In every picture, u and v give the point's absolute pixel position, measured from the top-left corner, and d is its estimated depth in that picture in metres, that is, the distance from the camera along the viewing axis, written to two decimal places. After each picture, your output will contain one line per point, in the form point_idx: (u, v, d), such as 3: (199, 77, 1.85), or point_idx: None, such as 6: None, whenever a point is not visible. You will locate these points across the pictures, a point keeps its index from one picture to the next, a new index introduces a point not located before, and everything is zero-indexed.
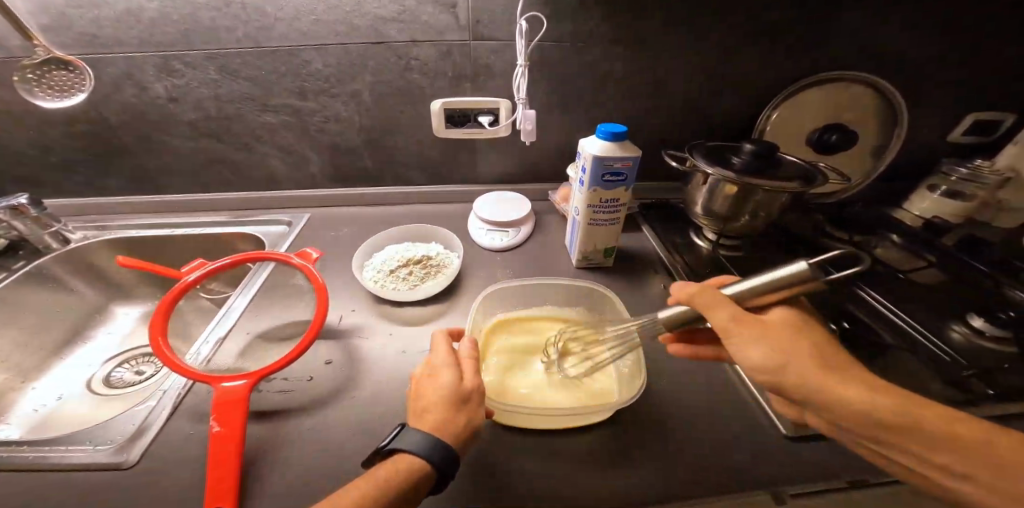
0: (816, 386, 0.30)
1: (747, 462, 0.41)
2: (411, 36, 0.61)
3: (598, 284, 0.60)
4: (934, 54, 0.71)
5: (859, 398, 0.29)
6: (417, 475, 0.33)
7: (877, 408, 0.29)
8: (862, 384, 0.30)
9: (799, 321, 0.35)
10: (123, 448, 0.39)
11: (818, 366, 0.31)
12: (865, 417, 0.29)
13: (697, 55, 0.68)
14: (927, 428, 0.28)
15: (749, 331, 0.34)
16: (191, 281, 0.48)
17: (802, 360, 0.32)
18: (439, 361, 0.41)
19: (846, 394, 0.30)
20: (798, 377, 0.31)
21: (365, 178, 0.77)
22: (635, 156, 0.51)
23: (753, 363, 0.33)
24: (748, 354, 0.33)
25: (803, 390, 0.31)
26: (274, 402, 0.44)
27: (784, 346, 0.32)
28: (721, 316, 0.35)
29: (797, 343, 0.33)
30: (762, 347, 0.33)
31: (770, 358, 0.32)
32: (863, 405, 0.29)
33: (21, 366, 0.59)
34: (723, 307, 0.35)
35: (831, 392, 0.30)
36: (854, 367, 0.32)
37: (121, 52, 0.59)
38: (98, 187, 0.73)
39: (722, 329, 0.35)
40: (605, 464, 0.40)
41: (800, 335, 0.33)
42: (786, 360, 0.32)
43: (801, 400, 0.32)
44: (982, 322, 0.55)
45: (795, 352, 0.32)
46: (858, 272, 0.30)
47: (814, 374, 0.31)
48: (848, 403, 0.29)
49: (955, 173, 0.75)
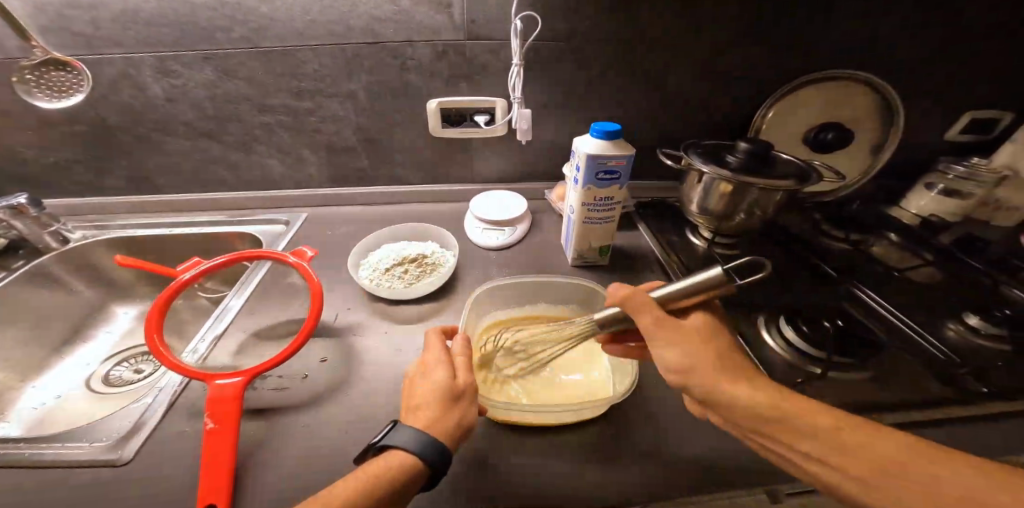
0: (709, 387, 0.33)
1: (739, 460, 0.41)
2: (407, 36, 0.62)
3: (593, 282, 0.60)
4: (931, 52, 0.71)
5: (741, 396, 0.32)
6: (408, 472, 0.33)
7: (756, 403, 0.32)
8: (751, 384, 0.33)
9: (709, 326, 0.37)
10: (118, 445, 0.39)
11: (718, 369, 0.34)
12: (751, 412, 0.32)
13: (693, 53, 0.68)
14: (798, 423, 0.30)
15: (670, 333, 0.36)
16: (187, 280, 0.48)
17: (705, 358, 0.35)
18: (432, 359, 0.41)
19: (728, 391, 0.32)
20: (700, 379, 0.34)
21: (362, 178, 0.77)
22: (628, 155, 0.51)
23: (667, 365, 0.36)
24: (661, 354, 0.36)
25: (704, 390, 0.34)
26: (268, 400, 0.45)
27: (689, 348, 0.35)
28: (646, 320, 0.37)
29: (702, 346, 0.35)
30: (674, 348, 0.35)
31: (682, 359, 0.35)
32: (756, 403, 0.32)
33: (20, 365, 0.59)
34: (650, 310, 0.37)
35: (722, 392, 0.33)
36: (751, 371, 0.34)
37: (119, 52, 0.59)
38: (97, 187, 0.73)
39: (648, 330, 0.37)
40: (598, 461, 0.41)
41: (714, 339, 0.36)
42: (695, 363, 0.34)
43: (705, 399, 0.34)
44: (977, 320, 0.55)
45: (699, 354, 0.35)
46: (763, 277, 0.33)
47: (710, 372, 0.34)
48: (734, 399, 0.32)
49: (953, 172, 0.74)
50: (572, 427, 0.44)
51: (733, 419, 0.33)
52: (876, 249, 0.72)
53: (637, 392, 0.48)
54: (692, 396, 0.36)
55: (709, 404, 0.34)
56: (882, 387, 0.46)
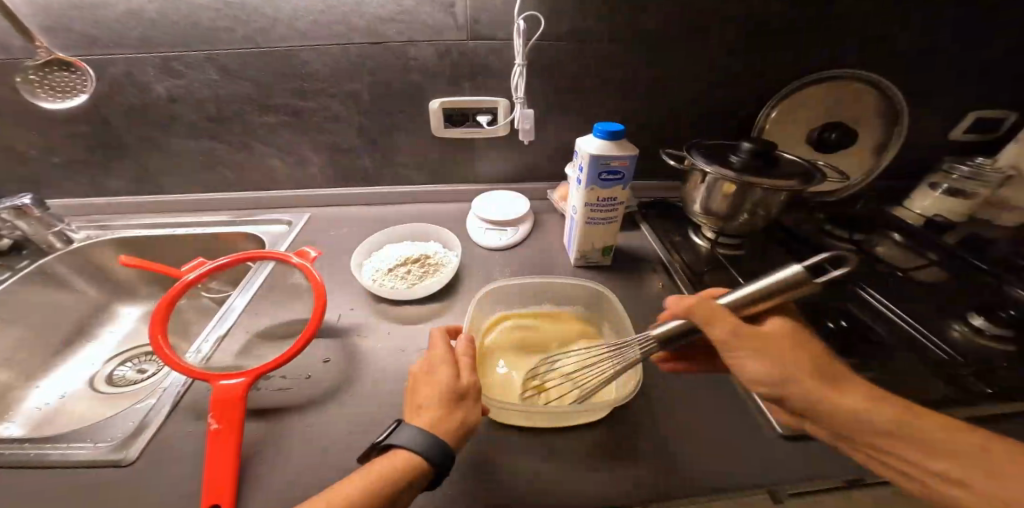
0: (816, 399, 0.31)
1: (745, 461, 0.41)
2: (409, 36, 0.62)
3: (597, 283, 0.60)
4: (936, 51, 0.71)
5: (858, 407, 0.31)
6: (411, 472, 0.33)
7: (873, 414, 0.30)
8: (864, 394, 0.32)
9: (790, 327, 0.36)
10: (122, 446, 0.39)
11: (817, 376, 0.32)
12: (862, 426, 0.30)
13: (697, 53, 0.68)
14: (920, 433, 0.29)
15: (754, 343, 0.34)
16: (191, 280, 0.48)
17: (800, 365, 0.33)
18: (436, 358, 0.41)
19: (845, 405, 0.31)
20: (798, 391, 0.32)
21: (365, 178, 0.77)
22: (632, 155, 0.51)
23: (752, 376, 0.34)
24: (748, 367, 0.34)
25: (804, 402, 0.32)
26: (272, 400, 0.45)
27: (784, 358, 0.33)
28: (720, 330, 0.35)
29: (797, 352, 0.33)
30: (761, 358, 0.34)
31: (771, 369, 0.33)
32: (862, 414, 0.31)
33: (24, 365, 0.59)
34: (723, 320, 0.35)
35: (833, 405, 0.31)
36: (853, 381, 0.33)
37: (122, 52, 0.60)
38: (100, 187, 0.73)
39: (721, 341, 0.35)
40: (601, 461, 0.41)
41: (804, 345, 0.34)
42: (787, 371, 0.33)
43: (802, 413, 0.32)
44: (983, 321, 0.55)
45: (796, 362, 0.33)
46: (847, 274, 0.30)
47: (811, 384, 0.32)
48: (853, 413, 0.30)
49: (958, 172, 0.74)
50: (575, 427, 0.44)
51: (843, 432, 0.31)
52: (880, 249, 0.71)
53: (641, 392, 0.48)
54: (778, 404, 0.35)
55: (807, 416, 0.32)
56: (888, 389, 0.46)
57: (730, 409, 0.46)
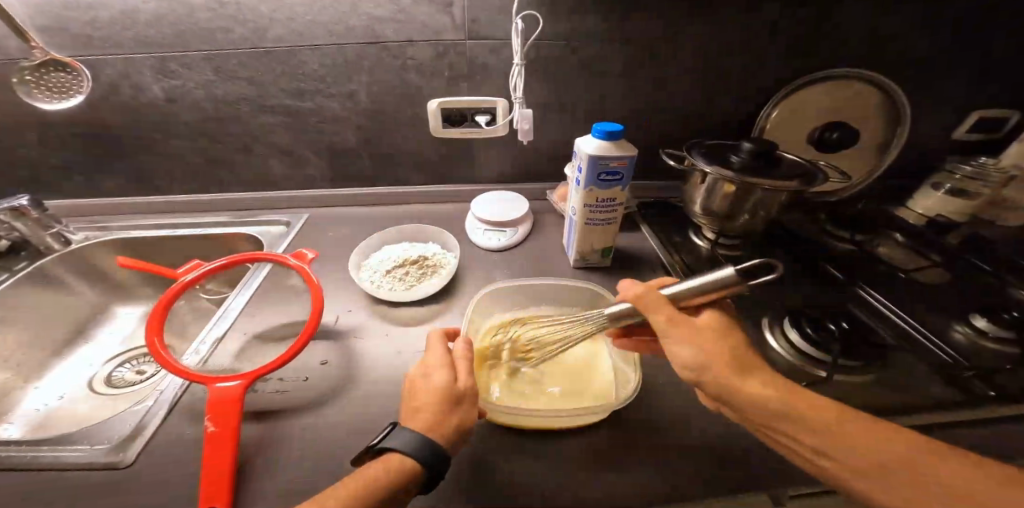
0: (726, 383, 0.33)
1: (744, 464, 0.40)
2: (407, 36, 0.61)
3: (597, 284, 0.60)
4: (939, 50, 0.70)
5: (760, 394, 0.32)
6: (406, 475, 0.33)
7: (774, 401, 0.31)
8: (769, 383, 0.33)
9: (722, 321, 0.37)
10: (118, 448, 0.39)
11: (732, 366, 0.33)
12: (762, 409, 0.32)
13: (697, 52, 0.67)
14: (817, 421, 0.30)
15: (683, 330, 0.36)
16: (188, 281, 0.48)
17: (721, 353, 0.34)
18: (433, 361, 0.41)
19: (743, 386, 0.32)
20: (714, 377, 0.33)
21: (363, 178, 0.77)
22: (631, 156, 0.51)
23: (681, 362, 0.35)
24: (674, 351, 0.36)
25: (719, 387, 0.33)
26: (269, 403, 0.44)
27: (705, 345, 0.35)
28: (661, 316, 0.37)
29: (717, 341, 0.35)
30: (687, 344, 0.35)
31: (693, 355, 0.34)
32: (761, 399, 0.32)
33: (22, 366, 0.59)
34: (662, 309, 0.37)
35: (743, 391, 0.32)
36: (763, 369, 0.34)
37: (119, 53, 0.59)
38: (99, 187, 0.73)
39: (661, 328, 0.37)
40: (599, 464, 0.40)
41: (728, 337, 0.36)
42: (706, 359, 0.34)
43: (717, 396, 0.34)
44: (985, 323, 0.54)
45: (715, 350, 0.34)
46: (776, 277, 0.33)
47: (721, 368, 0.33)
48: (755, 398, 0.32)
49: (961, 171, 0.73)
50: (573, 429, 0.44)
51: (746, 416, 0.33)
52: (881, 249, 0.71)
53: (640, 395, 0.47)
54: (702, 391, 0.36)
55: (722, 402, 0.34)
56: (888, 391, 0.45)
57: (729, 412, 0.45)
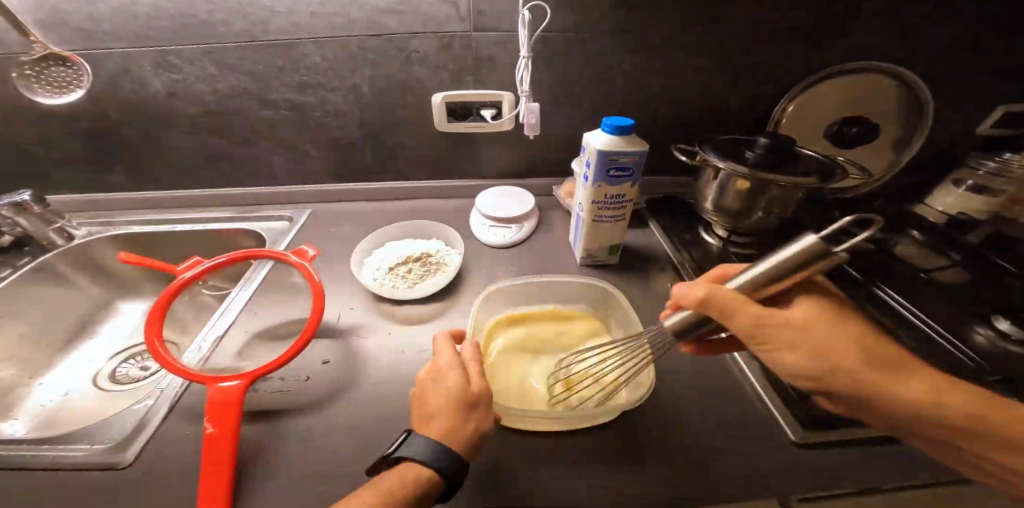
0: (859, 386, 0.31)
1: (759, 469, 0.39)
2: (411, 28, 0.60)
3: (605, 281, 0.58)
4: (964, 42, 0.67)
5: (908, 397, 0.30)
6: (424, 486, 0.32)
7: (928, 402, 0.30)
8: (910, 381, 0.31)
9: (818, 312, 0.34)
10: (117, 449, 0.38)
11: (864, 360, 0.31)
12: (914, 409, 0.31)
13: (711, 43, 0.65)
14: (987, 423, 0.30)
15: (780, 334, 0.33)
16: (189, 278, 0.47)
17: (846, 355, 0.31)
18: (443, 364, 0.40)
19: (899, 393, 0.30)
20: (844, 379, 0.31)
21: (366, 173, 0.75)
22: (642, 151, 0.49)
23: (791, 369, 0.33)
24: (783, 359, 0.33)
25: (851, 393, 0.31)
26: (270, 402, 0.44)
27: (826, 345, 0.32)
28: (738, 321, 0.33)
29: (838, 339, 0.32)
30: (798, 350, 0.32)
31: (810, 362, 0.32)
32: (911, 402, 0.31)
33: (28, 361, 0.59)
34: (743, 310, 0.33)
35: (884, 395, 0.30)
36: (897, 358, 0.32)
37: (118, 47, 0.58)
38: (102, 183, 0.73)
39: (747, 332, 0.33)
40: (607, 467, 0.39)
41: (840, 329, 0.33)
42: (833, 367, 0.31)
43: (850, 400, 0.32)
44: (1008, 325, 0.53)
45: (840, 351, 0.31)
46: (864, 239, 0.26)
47: (851, 371, 0.31)
48: (907, 401, 0.30)
49: (983, 167, 0.68)
50: (581, 431, 0.42)
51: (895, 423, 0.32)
52: (900, 248, 0.68)
53: (651, 398, 0.46)
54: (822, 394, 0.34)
55: (862, 407, 0.32)
56: None
57: (745, 418, 0.44)
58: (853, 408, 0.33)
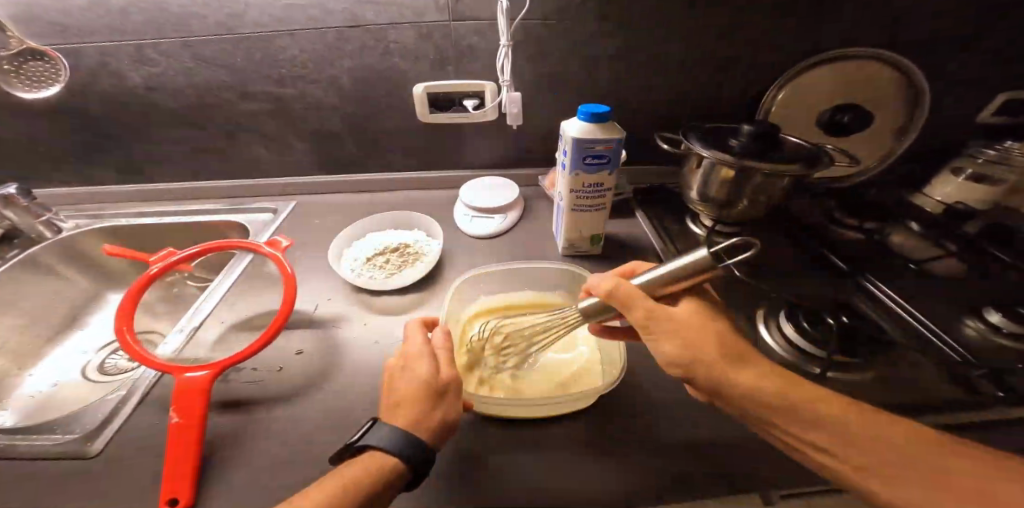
0: (717, 378, 0.32)
1: (733, 463, 0.38)
2: (388, 19, 0.59)
3: (584, 270, 0.58)
4: (959, 27, 0.65)
5: (750, 385, 0.31)
6: (389, 475, 0.32)
7: (766, 392, 0.31)
8: (761, 373, 0.32)
9: (701, 311, 0.36)
10: (88, 438, 0.39)
11: (722, 354, 0.32)
12: (757, 402, 0.31)
13: (695, 30, 0.64)
14: (809, 409, 0.31)
15: (661, 326, 0.34)
16: (156, 272, 0.47)
17: (709, 349, 0.33)
18: (414, 352, 0.39)
19: (749, 382, 0.31)
20: (705, 371, 0.32)
21: (351, 165, 0.75)
22: (617, 138, 0.48)
23: (666, 359, 0.34)
24: (659, 348, 0.34)
25: (709, 382, 0.32)
26: (242, 393, 0.44)
27: (694, 340, 0.33)
28: (638, 313, 0.35)
29: (704, 333, 0.34)
30: (673, 340, 0.33)
31: (682, 352, 0.33)
32: (753, 391, 0.31)
33: (19, 352, 0.60)
34: (640, 303, 0.35)
35: (732, 384, 0.32)
36: (755, 358, 0.33)
37: (95, 41, 0.59)
38: (90, 176, 0.74)
39: (642, 324, 0.35)
40: (574, 458, 0.39)
41: (711, 325, 0.35)
42: (694, 355, 0.33)
43: (708, 390, 0.33)
44: (999, 318, 0.51)
45: (705, 343, 0.33)
46: (754, 255, 0.32)
47: (709, 362, 0.32)
48: (748, 390, 0.31)
49: (983, 155, 0.66)
50: (550, 421, 0.42)
51: (739, 411, 0.32)
52: (893, 238, 0.67)
53: (624, 389, 0.45)
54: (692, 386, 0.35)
55: (717, 397, 0.33)
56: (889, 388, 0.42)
57: (719, 409, 0.43)
58: (712, 401, 0.34)
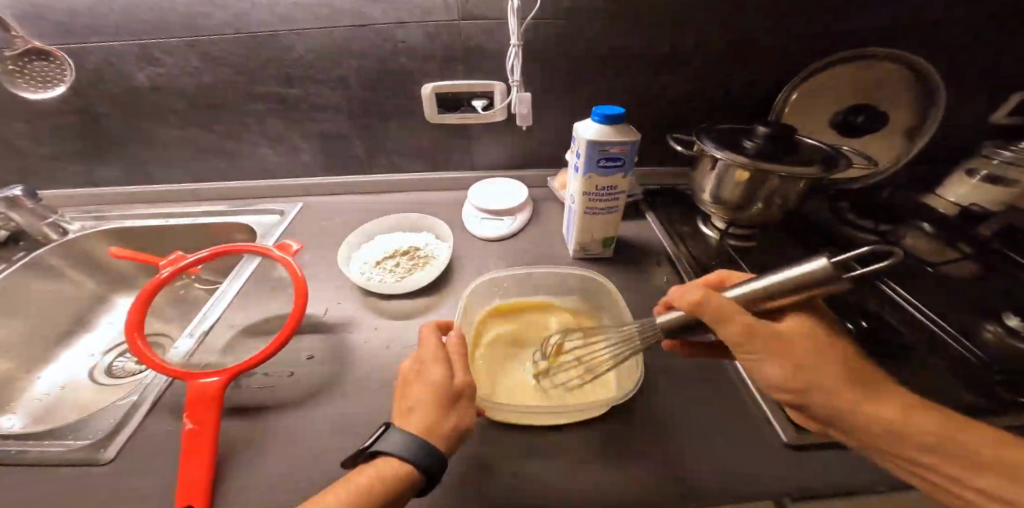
0: (843, 407, 0.30)
1: (753, 473, 0.37)
2: (397, 18, 0.58)
3: (597, 273, 0.57)
4: (976, 26, 0.64)
5: (882, 415, 0.29)
6: (401, 482, 0.31)
7: (901, 425, 0.29)
8: (891, 401, 0.30)
9: (811, 327, 0.33)
10: (100, 444, 0.39)
11: (846, 381, 0.30)
12: (893, 432, 0.29)
13: (708, 28, 0.62)
14: (941, 440, 0.28)
15: (765, 345, 0.32)
16: (167, 276, 0.46)
17: (829, 373, 0.30)
18: (427, 357, 0.39)
19: (874, 411, 0.29)
20: (822, 397, 0.30)
21: (358, 166, 0.75)
22: (633, 141, 0.47)
23: (773, 382, 0.32)
24: (763, 369, 0.32)
25: (829, 409, 0.30)
26: (253, 398, 0.43)
27: (806, 363, 0.31)
28: (735, 330, 0.32)
29: (819, 356, 0.31)
30: (774, 362, 0.32)
31: (792, 376, 0.31)
32: (887, 421, 0.29)
33: (26, 355, 0.60)
34: (738, 320, 0.32)
35: (859, 411, 0.29)
36: (878, 382, 0.31)
37: (100, 41, 0.58)
38: (95, 177, 0.73)
39: (737, 342, 0.33)
40: (590, 465, 0.38)
41: (829, 347, 0.32)
42: (813, 381, 0.31)
43: (825, 417, 0.31)
44: (1018, 322, 0.50)
45: (821, 367, 0.31)
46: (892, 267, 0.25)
47: (830, 387, 0.30)
48: (881, 420, 0.29)
49: (998, 157, 0.65)
50: (566, 427, 0.41)
51: (859, 439, 0.30)
52: (908, 240, 0.66)
53: (640, 395, 0.44)
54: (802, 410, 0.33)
55: (836, 425, 0.31)
56: (911, 395, 0.42)
57: (737, 416, 0.42)
58: (828, 426, 0.32)
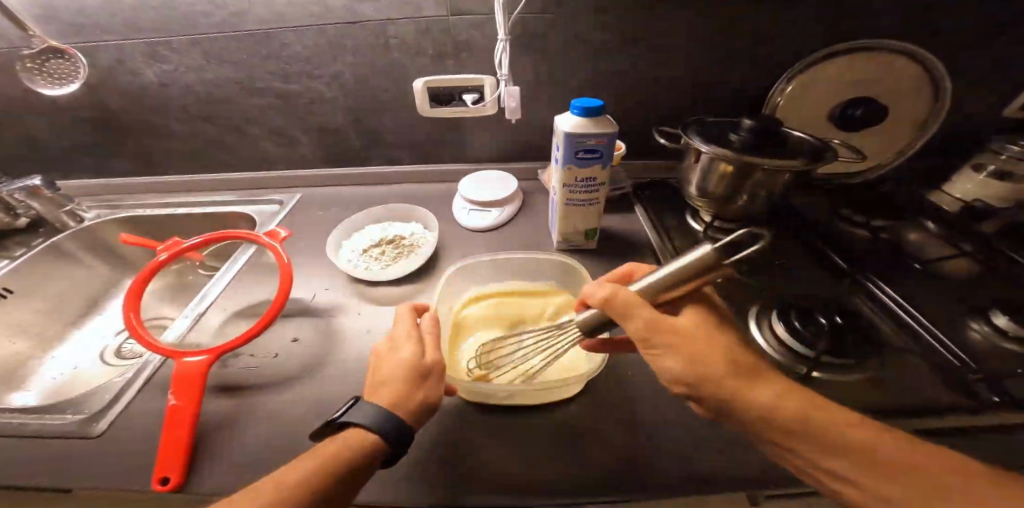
0: (724, 394, 0.31)
1: (716, 463, 0.37)
2: (387, 14, 0.60)
3: (570, 258, 0.58)
4: (982, 16, 0.62)
5: (763, 402, 0.30)
6: (366, 452, 0.33)
7: (782, 413, 0.29)
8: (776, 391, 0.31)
9: (702, 317, 0.36)
10: (94, 418, 0.42)
11: (730, 373, 0.31)
12: (772, 420, 0.29)
13: (698, 20, 0.62)
14: (831, 433, 0.28)
15: (663, 340, 0.33)
16: (163, 261, 0.49)
17: (715, 364, 0.32)
18: (401, 336, 0.41)
19: (756, 399, 0.30)
20: (711, 387, 0.31)
21: (354, 158, 0.77)
22: (610, 133, 0.48)
23: (671, 375, 0.33)
24: (662, 363, 0.34)
25: (718, 400, 0.31)
26: (238, 378, 0.46)
27: (698, 353, 0.32)
28: (637, 323, 0.34)
29: (708, 345, 0.33)
30: (676, 354, 0.33)
31: (687, 368, 0.32)
32: (767, 408, 0.30)
33: (44, 335, 0.64)
34: (639, 313, 0.35)
35: (743, 400, 0.30)
36: (764, 372, 0.32)
37: (110, 39, 0.61)
38: (109, 168, 0.78)
39: (643, 338, 0.34)
40: (554, 451, 0.39)
41: (714, 336, 0.34)
42: (702, 371, 0.32)
43: (715, 410, 0.32)
44: (1006, 321, 0.48)
45: (711, 355, 0.32)
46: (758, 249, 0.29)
47: (717, 379, 0.31)
48: (756, 407, 0.30)
49: (1005, 151, 0.62)
50: (533, 413, 0.42)
51: (750, 431, 0.31)
52: (904, 236, 0.64)
53: (610, 385, 0.45)
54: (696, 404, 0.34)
55: (722, 414, 0.32)
56: (881, 392, 0.41)
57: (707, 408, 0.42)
58: (719, 417, 0.32)
